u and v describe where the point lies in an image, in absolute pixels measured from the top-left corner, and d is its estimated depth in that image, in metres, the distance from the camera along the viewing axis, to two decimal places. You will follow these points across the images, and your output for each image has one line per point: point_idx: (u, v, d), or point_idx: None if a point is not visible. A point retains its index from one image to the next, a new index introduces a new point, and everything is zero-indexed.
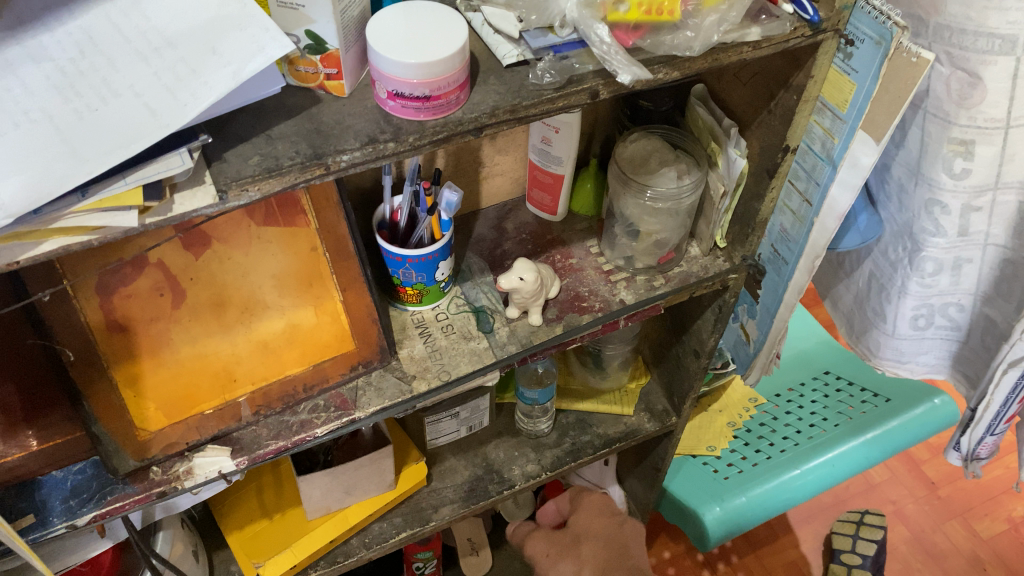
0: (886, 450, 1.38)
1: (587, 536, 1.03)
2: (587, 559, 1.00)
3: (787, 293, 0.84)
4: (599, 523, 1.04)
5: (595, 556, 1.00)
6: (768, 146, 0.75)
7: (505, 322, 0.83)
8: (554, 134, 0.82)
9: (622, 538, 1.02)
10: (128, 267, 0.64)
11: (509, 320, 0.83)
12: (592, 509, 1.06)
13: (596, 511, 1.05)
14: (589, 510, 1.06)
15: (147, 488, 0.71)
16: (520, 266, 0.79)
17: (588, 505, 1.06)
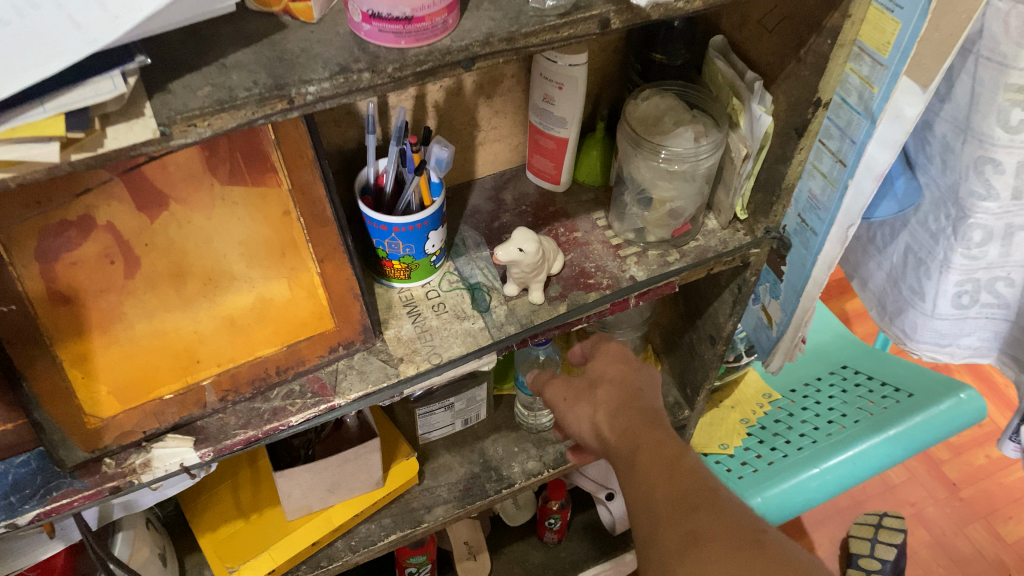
0: (910, 447, 1.29)
1: (604, 380, 0.71)
2: (598, 401, 0.69)
3: (815, 269, 0.76)
4: (616, 366, 0.72)
5: (608, 403, 0.68)
6: (797, 101, 0.67)
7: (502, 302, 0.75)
8: (557, 90, 0.73)
9: (643, 379, 0.71)
10: (73, 229, 0.55)
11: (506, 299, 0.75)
12: (610, 354, 0.73)
13: (612, 356, 0.73)
14: (607, 355, 0.73)
15: (99, 482, 0.63)
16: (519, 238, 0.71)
17: (606, 353, 0.74)
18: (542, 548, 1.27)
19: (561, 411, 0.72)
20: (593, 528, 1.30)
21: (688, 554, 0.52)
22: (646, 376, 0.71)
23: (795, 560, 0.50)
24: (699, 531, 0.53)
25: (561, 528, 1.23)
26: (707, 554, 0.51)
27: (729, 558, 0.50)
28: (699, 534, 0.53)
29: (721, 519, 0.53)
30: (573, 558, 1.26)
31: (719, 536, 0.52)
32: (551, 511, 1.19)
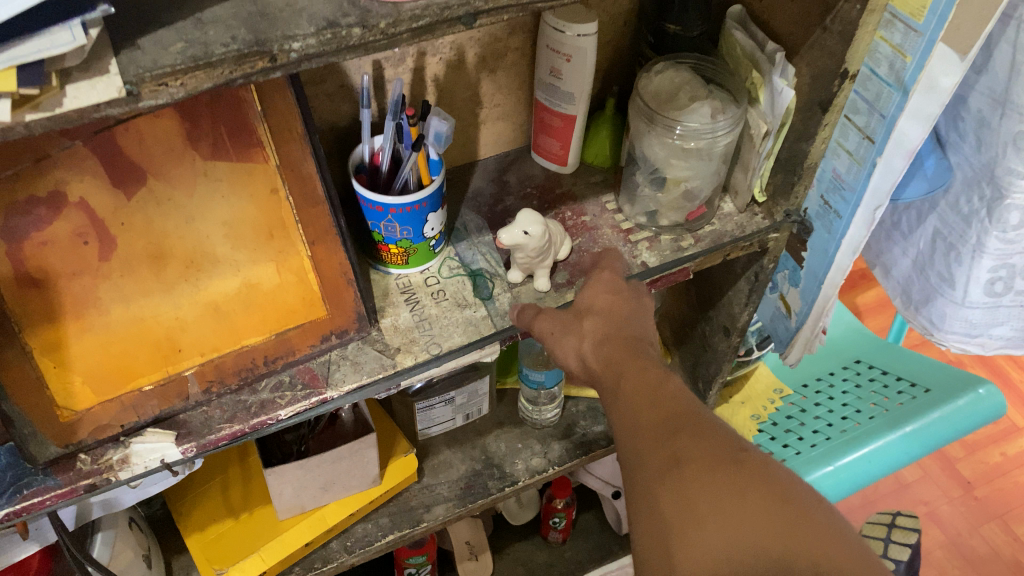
0: (929, 445, 1.24)
1: (591, 311, 0.60)
2: (586, 335, 0.58)
3: (839, 255, 0.72)
4: (606, 295, 0.61)
5: (597, 336, 0.58)
6: (822, 73, 0.63)
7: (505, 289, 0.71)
8: (565, 63, 0.69)
9: (643, 315, 0.60)
10: (42, 206, 0.51)
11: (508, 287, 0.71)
12: (600, 284, 0.62)
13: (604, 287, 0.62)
14: (597, 283, 0.63)
15: (73, 480, 0.59)
16: (524, 221, 0.66)
17: (597, 282, 0.63)
18: (546, 548, 1.22)
19: (553, 355, 0.61)
20: (599, 527, 1.25)
21: (669, 479, 0.46)
22: (644, 310, 0.61)
23: (781, 482, 0.45)
24: (681, 454, 0.47)
25: (566, 527, 1.19)
26: (689, 479, 0.45)
27: (711, 481, 0.45)
28: (680, 458, 0.46)
29: (704, 441, 0.47)
30: (578, 558, 1.22)
31: (702, 457, 0.46)
32: (556, 510, 1.15)
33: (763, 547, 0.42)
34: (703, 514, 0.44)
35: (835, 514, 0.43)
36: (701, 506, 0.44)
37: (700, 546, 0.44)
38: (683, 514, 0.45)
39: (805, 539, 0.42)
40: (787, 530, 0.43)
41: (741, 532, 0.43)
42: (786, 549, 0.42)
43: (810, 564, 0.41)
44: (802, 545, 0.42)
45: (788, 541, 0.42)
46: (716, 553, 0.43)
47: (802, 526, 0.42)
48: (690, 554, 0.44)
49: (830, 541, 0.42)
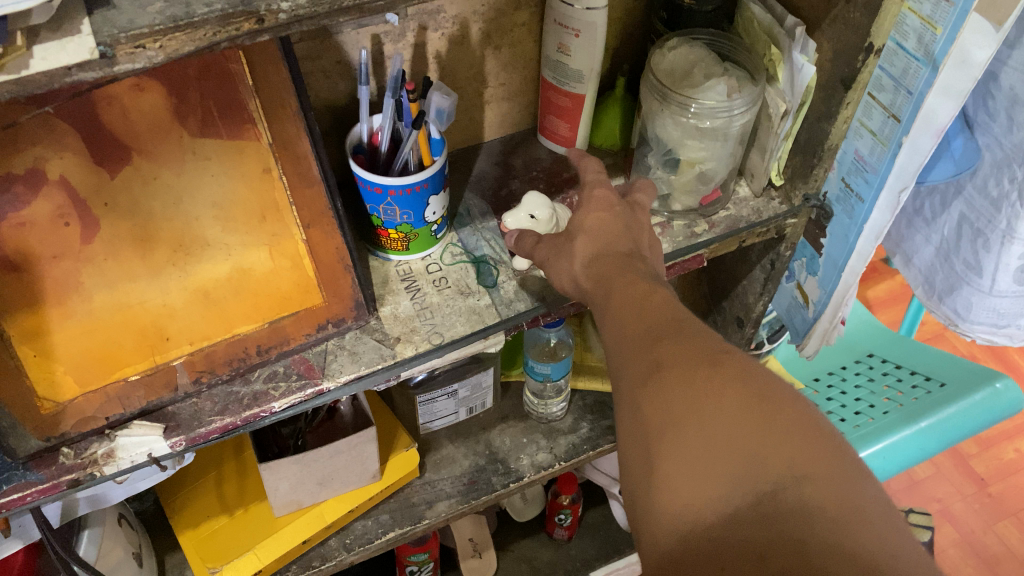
0: (944, 440, 1.21)
1: (582, 231, 0.57)
2: (578, 254, 0.56)
3: (860, 241, 0.68)
4: (595, 214, 0.57)
5: (592, 252, 0.55)
6: (845, 48, 0.59)
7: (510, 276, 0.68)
8: (573, 39, 0.65)
9: (637, 232, 0.57)
10: (19, 184, 0.48)
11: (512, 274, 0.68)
12: (591, 203, 0.59)
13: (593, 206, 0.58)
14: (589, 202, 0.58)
15: (55, 475, 0.56)
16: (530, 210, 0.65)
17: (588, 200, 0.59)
18: (552, 545, 1.19)
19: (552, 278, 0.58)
20: (605, 524, 1.22)
21: (650, 385, 0.42)
22: (637, 228, 0.57)
23: (761, 378, 0.40)
24: (662, 360, 0.42)
25: (572, 524, 1.16)
26: (668, 382, 0.41)
27: (691, 381, 0.40)
28: (662, 362, 0.42)
29: (686, 345, 0.42)
30: (584, 556, 1.19)
31: (683, 359, 0.41)
32: (562, 506, 1.11)
33: (736, 442, 0.38)
34: (681, 414, 0.39)
35: (812, 407, 0.38)
36: (680, 407, 0.40)
37: (677, 447, 0.39)
38: (662, 417, 0.40)
39: (785, 437, 0.37)
40: (763, 423, 0.38)
41: (716, 427, 0.38)
42: (760, 442, 0.37)
43: (782, 457, 0.36)
44: (783, 443, 0.37)
45: (763, 435, 0.37)
46: (693, 452, 0.38)
47: (778, 418, 0.38)
48: (669, 457, 0.39)
49: (804, 434, 0.37)
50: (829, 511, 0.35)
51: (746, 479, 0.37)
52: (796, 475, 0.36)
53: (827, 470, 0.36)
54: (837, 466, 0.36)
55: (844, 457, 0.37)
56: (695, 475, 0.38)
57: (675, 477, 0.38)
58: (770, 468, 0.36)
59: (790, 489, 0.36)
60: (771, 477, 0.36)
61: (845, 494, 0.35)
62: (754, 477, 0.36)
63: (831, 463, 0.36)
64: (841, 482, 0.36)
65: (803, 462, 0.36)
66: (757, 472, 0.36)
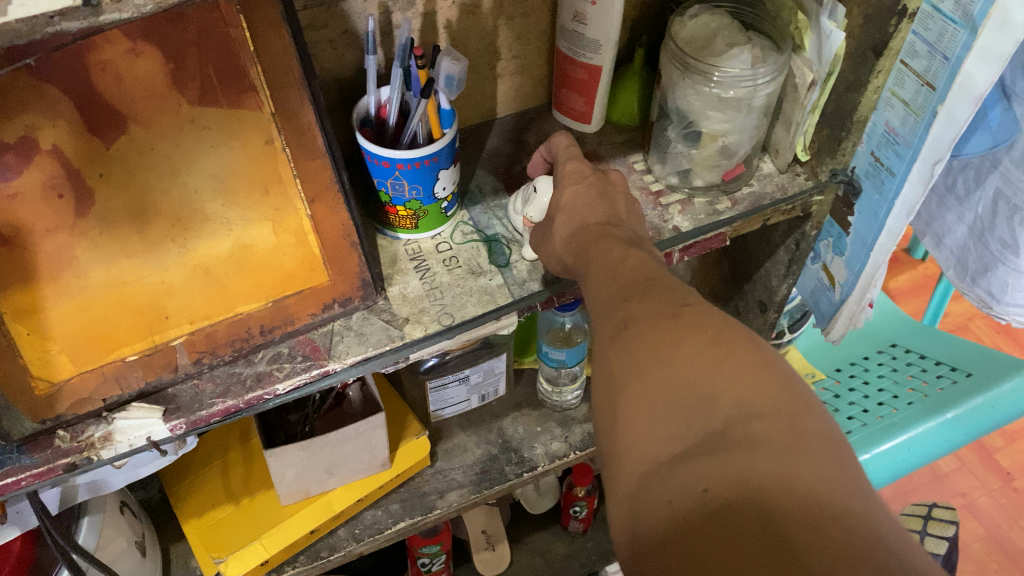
0: (972, 431, 1.17)
1: (560, 208, 0.58)
2: (559, 230, 0.57)
3: (891, 218, 0.65)
4: (572, 188, 0.58)
5: (572, 226, 0.56)
6: (877, 12, 0.56)
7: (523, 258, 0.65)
8: (590, 7, 0.63)
9: (614, 199, 0.57)
10: (10, 153, 0.46)
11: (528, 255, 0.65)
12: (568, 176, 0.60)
13: (569, 180, 0.58)
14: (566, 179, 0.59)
15: (51, 459, 0.54)
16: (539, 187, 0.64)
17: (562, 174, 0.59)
18: (566, 539, 1.17)
19: (542, 258, 0.60)
20: None
21: (616, 340, 0.42)
22: (613, 193, 0.57)
23: (718, 323, 0.39)
24: (629, 316, 0.43)
25: (587, 517, 1.13)
26: (632, 334, 0.41)
27: (652, 332, 0.40)
28: (628, 318, 0.42)
29: (651, 300, 0.42)
30: (600, 549, 1.16)
31: (647, 313, 0.42)
32: (577, 498, 1.09)
33: (690, 384, 0.37)
34: (641, 364, 0.39)
35: (767, 348, 0.38)
36: (641, 357, 0.40)
37: (637, 395, 0.39)
38: (625, 366, 0.40)
39: (732, 374, 0.36)
40: (716, 364, 0.37)
41: (671, 371, 0.38)
42: (711, 381, 0.37)
43: (733, 394, 0.36)
44: (729, 379, 0.36)
45: (716, 376, 0.37)
46: (650, 396, 0.38)
47: (730, 358, 0.37)
48: (629, 403, 0.39)
49: (755, 371, 0.36)
50: (773, 443, 0.33)
51: (698, 419, 0.36)
52: (745, 412, 0.35)
53: (776, 406, 0.35)
54: (785, 401, 0.35)
55: (795, 395, 0.35)
56: (650, 419, 0.37)
57: (634, 422, 0.38)
58: (721, 408, 0.36)
59: (739, 425, 0.35)
60: (721, 417, 0.35)
61: (792, 427, 0.34)
62: (706, 416, 0.36)
63: (780, 399, 0.35)
64: (790, 417, 0.34)
65: (753, 399, 0.35)
66: (708, 411, 0.36)
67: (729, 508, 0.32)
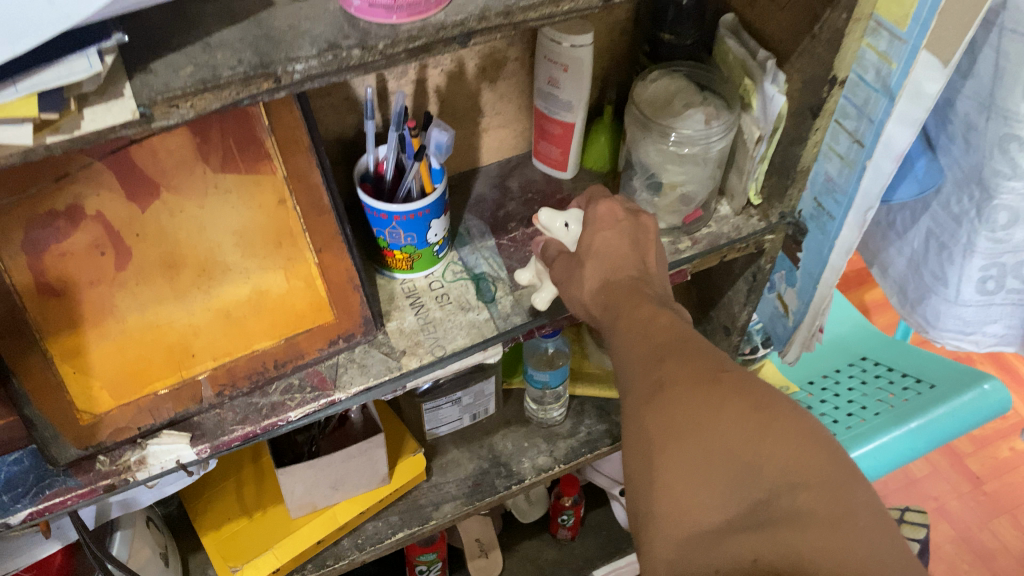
0: (934, 440, 1.26)
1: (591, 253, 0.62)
2: (587, 279, 0.61)
3: (833, 255, 0.73)
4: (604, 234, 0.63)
5: (599, 279, 0.60)
6: (812, 79, 0.64)
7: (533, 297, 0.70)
8: (562, 73, 0.71)
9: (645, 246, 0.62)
10: (61, 219, 0.53)
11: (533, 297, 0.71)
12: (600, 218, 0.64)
13: (601, 225, 0.63)
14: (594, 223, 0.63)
15: (93, 481, 0.61)
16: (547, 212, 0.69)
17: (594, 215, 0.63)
18: (556, 545, 1.24)
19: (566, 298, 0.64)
20: (607, 524, 1.27)
21: (654, 401, 0.47)
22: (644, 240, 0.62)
23: (758, 392, 0.45)
24: (665, 378, 0.48)
25: (575, 525, 1.21)
26: (670, 399, 0.46)
27: (692, 398, 0.46)
28: (664, 382, 0.48)
29: (688, 365, 0.48)
30: (587, 555, 1.23)
31: (685, 379, 0.47)
32: (564, 507, 1.17)
33: (734, 453, 0.43)
34: (682, 429, 0.45)
35: (806, 417, 0.44)
36: (681, 423, 0.45)
37: (677, 460, 0.44)
38: (665, 429, 0.46)
39: (776, 446, 0.43)
40: (760, 434, 0.43)
41: (715, 439, 0.44)
42: (756, 451, 0.43)
43: (777, 467, 0.42)
44: (777, 452, 0.43)
45: (761, 447, 0.43)
46: (693, 460, 0.44)
47: (774, 429, 0.43)
48: (670, 466, 0.45)
49: (801, 444, 0.43)
50: (819, 516, 0.41)
51: (745, 488, 0.43)
52: (791, 483, 0.42)
53: (820, 478, 0.42)
54: (830, 473, 0.42)
55: (837, 465, 0.42)
56: (691, 484, 0.44)
57: (674, 484, 0.44)
58: (766, 478, 0.42)
59: (785, 498, 0.42)
60: (766, 487, 0.42)
61: (835, 499, 0.41)
62: (752, 486, 0.43)
63: (824, 471, 0.42)
64: (834, 490, 0.42)
65: (798, 473, 0.42)
66: (754, 481, 0.43)
67: (776, 573, 0.41)
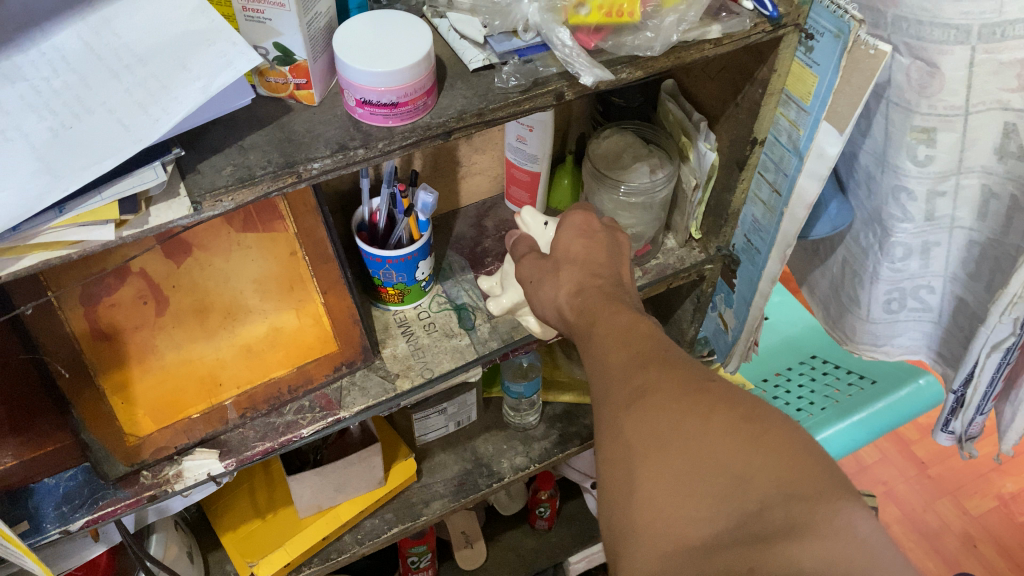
0: (874, 431, 1.41)
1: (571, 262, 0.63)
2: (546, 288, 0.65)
3: (761, 282, 0.86)
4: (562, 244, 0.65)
5: (567, 286, 0.62)
6: (737, 139, 0.77)
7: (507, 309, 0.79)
8: (529, 132, 0.83)
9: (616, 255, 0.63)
10: (111, 278, 0.64)
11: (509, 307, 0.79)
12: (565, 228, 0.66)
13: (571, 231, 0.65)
14: (569, 229, 0.66)
15: (138, 492, 0.72)
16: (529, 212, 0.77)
17: (570, 225, 0.66)
18: (534, 535, 1.37)
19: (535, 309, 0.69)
20: (581, 514, 1.39)
21: (635, 408, 0.47)
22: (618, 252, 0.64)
23: (747, 404, 0.45)
24: (648, 386, 0.48)
25: (551, 516, 1.33)
26: (654, 408, 0.46)
27: (678, 408, 0.45)
28: (647, 389, 0.47)
29: (673, 374, 0.48)
30: (563, 543, 1.36)
31: (668, 387, 0.47)
32: (541, 500, 1.29)
33: (721, 464, 0.43)
34: (667, 438, 0.45)
35: (799, 430, 0.44)
36: (666, 432, 0.45)
37: (662, 469, 0.44)
38: (648, 439, 0.46)
39: (767, 457, 0.42)
40: (750, 445, 0.43)
41: (702, 450, 0.44)
42: (744, 462, 0.42)
43: (768, 479, 0.42)
44: (769, 463, 0.42)
45: (750, 458, 0.42)
46: (676, 471, 0.44)
47: (765, 441, 0.43)
48: (651, 475, 0.45)
49: (792, 456, 0.42)
50: (815, 526, 0.39)
51: (732, 499, 0.42)
52: (783, 493, 0.41)
53: (814, 489, 0.41)
54: (823, 485, 0.41)
55: (830, 477, 0.41)
56: (676, 494, 0.44)
57: (655, 493, 0.44)
58: (755, 488, 0.42)
59: (776, 509, 0.41)
60: (757, 498, 0.41)
61: (832, 510, 0.40)
62: (741, 496, 0.42)
63: (818, 483, 0.41)
64: (830, 501, 0.40)
65: (791, 483, 0.41)
66: (743, 493, 0.42)
67: None
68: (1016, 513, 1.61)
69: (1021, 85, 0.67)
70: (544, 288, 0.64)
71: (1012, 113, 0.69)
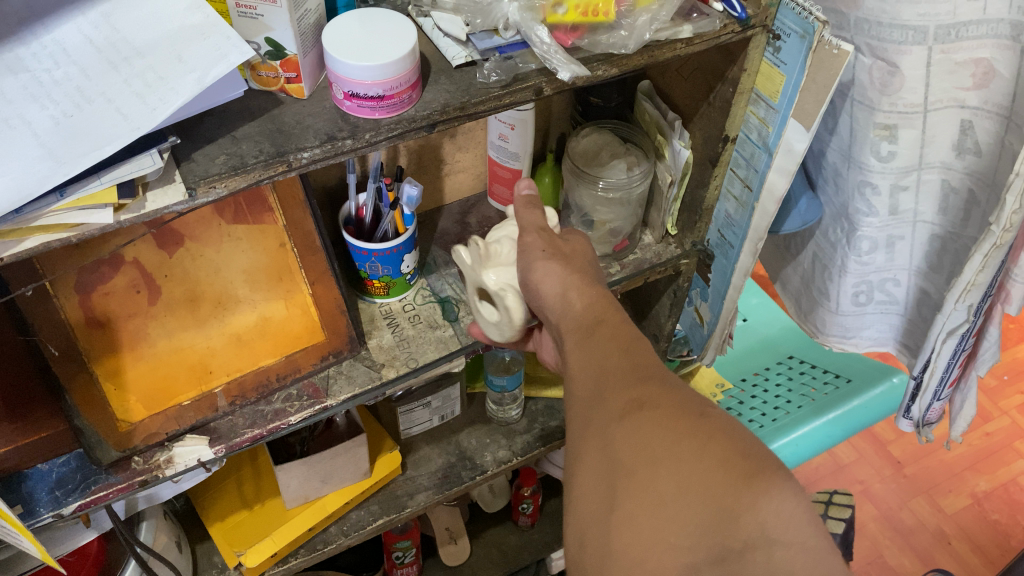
0: (849, 427, 1.44)
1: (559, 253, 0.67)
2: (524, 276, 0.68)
3: (734, 275, 0.89)
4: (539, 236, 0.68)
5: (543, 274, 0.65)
6: (709, 137, 0.80)
7: (498, 259, 0.75)
8: (510, 130, 0.86)
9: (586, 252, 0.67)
10: (106, 266, 0.67)
11: (505, 262, 0.75)
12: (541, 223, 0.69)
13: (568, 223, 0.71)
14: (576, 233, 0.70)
15: (129, 477, 0.74)
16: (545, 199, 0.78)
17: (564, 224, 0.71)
18: (517, 531, 1.39)
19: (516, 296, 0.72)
20: None
21: (629, 419, 0.50)
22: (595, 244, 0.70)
23: (744, 440, 0.46)
24: (645, 400, 0.50)
25: (534, 512, 1.35)
26: (650, 423, 0.48)
27: (673, 428, 0.47)
28: (644, 402, 0.50)
29: (671, 394, 0.50)
30: (545, 538, 1.38)
31: (666, 406, 0.49)
32: (523, 496, 1.31)
33: (710, 494, 0.44)
34: (659, 456, 0.47)
35: (793, 474, 0.44)
36: (659, 450, 0.47)
37: (650, 486, 0.46)
38: (637, 455, 0.48)
39: (757, 497, 0.43)
40: (743, 481, 0.44)
41: (693, 477, 0.45)
42: (734, 497, 0.44)
43: (756, 519, 0.43)
44: (758, 502, 0.43)
45: (741, 494, 0.43)
46: (662, 492, 0.46)
47: (759, 480, 0.44)
48: (636, 492, 0.47)
49: (784, 500, 0.43)
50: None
51: (715, 532, 0.43)
52: (767, 537, 0.42)
53: (799, 537, 0.42)
54: (808, 535, 0.42)
55: (816, 528, 0.42)
56: (659, 514, 0.45)
57: (638, 510, 0.46)
58: (742, 527, 0.43)
59: (758, 550, 0.42)
60: (742, 537, 0.43)
61: (813, 561, 0.42)
62: (727, 533, 0.43)
63: (805, 533, 0.42)
64: (811, 552, 0.42)
65: (776, 529, 0.42)
66: (729, 529, 0.43)
67: None
68: (989, 511, 1.64)
69: (976, 84, 0.71)
70: (526, 276, 0.67)
71: (968, 111, 0.73)
